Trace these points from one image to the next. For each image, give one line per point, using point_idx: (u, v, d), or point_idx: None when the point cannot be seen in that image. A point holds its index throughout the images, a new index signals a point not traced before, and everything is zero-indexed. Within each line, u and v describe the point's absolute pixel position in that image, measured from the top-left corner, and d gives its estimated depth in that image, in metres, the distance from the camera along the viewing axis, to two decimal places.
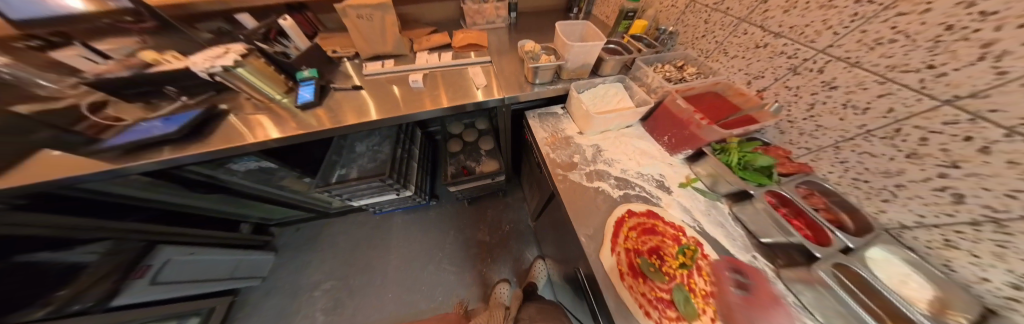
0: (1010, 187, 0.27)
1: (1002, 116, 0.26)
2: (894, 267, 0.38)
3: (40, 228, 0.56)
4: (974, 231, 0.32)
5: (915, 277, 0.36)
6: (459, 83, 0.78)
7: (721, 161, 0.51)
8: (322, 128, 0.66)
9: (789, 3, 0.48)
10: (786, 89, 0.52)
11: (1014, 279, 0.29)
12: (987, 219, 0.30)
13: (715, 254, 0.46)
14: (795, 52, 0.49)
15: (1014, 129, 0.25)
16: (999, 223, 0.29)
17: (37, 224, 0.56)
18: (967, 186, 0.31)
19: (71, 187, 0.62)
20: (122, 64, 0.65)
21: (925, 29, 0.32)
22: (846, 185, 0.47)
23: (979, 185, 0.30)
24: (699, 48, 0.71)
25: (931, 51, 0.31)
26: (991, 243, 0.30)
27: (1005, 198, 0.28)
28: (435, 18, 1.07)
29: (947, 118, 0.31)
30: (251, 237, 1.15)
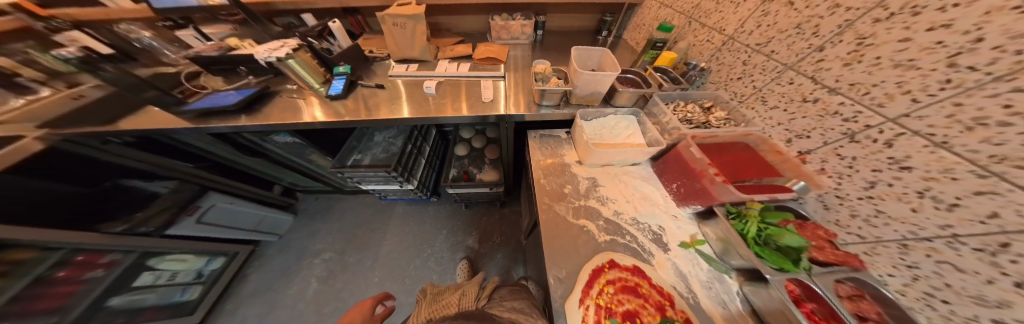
0: None
1: None
2: None
3: (120, 160, 0.76)
4: None
5: None
6: (468, 94, 0.81)
7: (733, 227, 0.43)
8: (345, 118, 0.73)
9: (853, 55, 0.39)
10: (838, 156, 0.42)
11: None
12: None
13: None
14: (854, 115, 0.39)
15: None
16: None
17: (120, 157, 0.76)
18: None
19: (166, 137, 0.84)
20: (214, 46, 0.82)
21: None
22: (914, 298, 0.35)
23: None
24: (733, 91, 0.63)
25: None
26: None
27: None
28: (464, 30, 1.14)
29: None
30: (279, 198, 1.32)
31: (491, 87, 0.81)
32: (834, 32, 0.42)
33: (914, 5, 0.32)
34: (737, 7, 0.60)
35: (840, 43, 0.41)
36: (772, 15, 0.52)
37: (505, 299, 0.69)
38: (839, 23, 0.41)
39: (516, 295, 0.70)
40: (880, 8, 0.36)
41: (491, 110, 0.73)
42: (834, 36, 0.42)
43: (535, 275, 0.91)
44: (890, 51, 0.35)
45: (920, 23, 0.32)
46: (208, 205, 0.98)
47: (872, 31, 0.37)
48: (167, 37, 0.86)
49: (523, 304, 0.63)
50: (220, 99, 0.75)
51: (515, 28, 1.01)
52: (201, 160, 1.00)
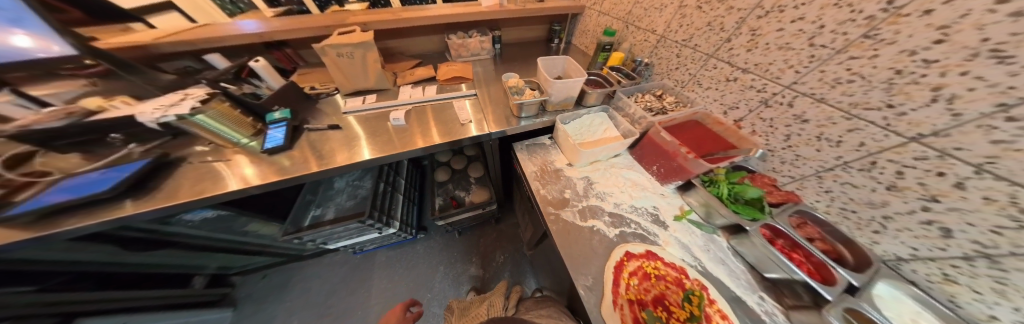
0: (994, 224, 0.28)
1: (968, 154, 0.28)
2: (906, 304, 0.36)
3: None
4: (970, 266, 0.32)
5: (927, 315, 0.35)
6: (443, 118, 0.76)
7: (710, 193, 0.51)
8: (298, 172, 0.60)
9: (750, 43, 0.52)
10: (761, 119, 0.53)
11: None
12: (979, 254, 0.30)
13: (719, 296, 0.43)
14: (764, 86, 0.51)
15: (983, 166, 0.27)
16: (991, 259, 0.29)
17: None
18: (951, 220, 0.32)
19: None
20: (57, 111, 0.57)
21: (878, 72, 0.35)
22: (836, 214, 0.46)
23: (963, 219, 0.31)
24: (675, 79, 0.73)
25: (886, 91, 0.34)
26: (989, 279, 0.30)
27: (991, 233, 0.29)
28: (418, 51, 1.09)
29: (915, 153, 0.33)
30: (204, 292, 0.99)
31: (465, 108, 0.78)
32: (735, 27, 0.54)
33: (779, 5, 0.45)
34: (661, 12, 0.71)
35: (740, 35, 0.53)
36: (688, 16, 0.64)
37: (531, 309, 0.72)
38: (736, 19, 0.53)
39: (543, 304, 0.71)
40: (759, 8, 0.49)
41: (460, 134, 0.70)
42: (736, 29, 0.54)
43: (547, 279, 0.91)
44: (774, 38, 0.47)
45: (787, 18, 0.45)
46: None
47: (759, 25, 0.49)
48: None
49: (552, 311, 0.63)
50: (88, 184, 0.53)
51: (474, 44, 1.01)
52: (52, 276, 0.64)
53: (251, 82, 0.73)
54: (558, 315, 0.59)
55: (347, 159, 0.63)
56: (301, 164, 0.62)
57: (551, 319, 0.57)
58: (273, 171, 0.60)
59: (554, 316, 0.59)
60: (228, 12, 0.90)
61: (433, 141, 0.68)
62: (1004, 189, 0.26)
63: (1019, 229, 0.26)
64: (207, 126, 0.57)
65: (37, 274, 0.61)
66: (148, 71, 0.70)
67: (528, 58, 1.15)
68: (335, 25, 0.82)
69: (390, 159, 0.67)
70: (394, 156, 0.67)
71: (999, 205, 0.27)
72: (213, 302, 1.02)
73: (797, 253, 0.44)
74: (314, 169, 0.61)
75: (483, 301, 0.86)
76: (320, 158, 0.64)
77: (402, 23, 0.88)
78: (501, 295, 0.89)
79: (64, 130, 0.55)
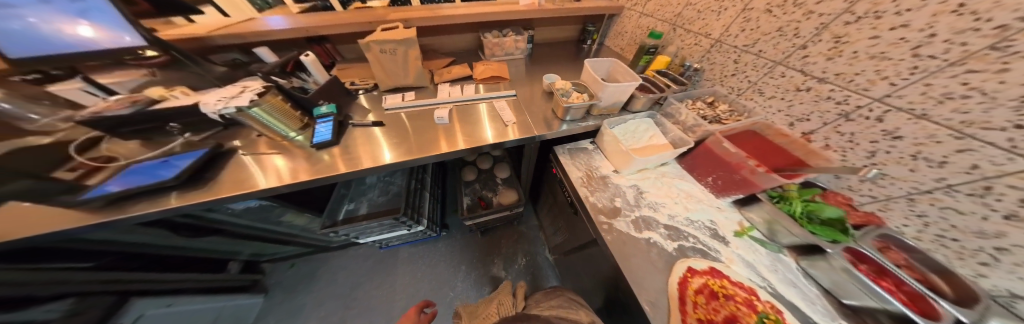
0: None
1: None
2: None
3: None
4: None
5: None
6: (481, 118, 0.75)
7: (780, 210, 0.49)
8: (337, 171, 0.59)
9: (833, 51, 0.47)
10: (839, 133, 0.49)
11: None
12: None
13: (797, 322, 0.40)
14: (846, 98, 0.47)
15: None
16: None
17: None
18: None
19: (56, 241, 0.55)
20: (125, 100, 0.60)
21: (1005, 89, 0.29)
22: (929, 241, 0.43)
23: None
24: (729, 86, 0.70)
25: (1014, 111, 0.28)
26: None
27: None
28: (451, 49, 1.09)
29: None
30: (237, 277, 1.02)
31: (505, 109, 0.77)
32: (813, 33, 0.49)
33: (875, 10, 0.40)
34: (719, 14, 0.68)
35: (820, 42, 0.49)
36: (754, 20, 0.60)
37: (541, 300, 0.68)
38: (815, 25, 0.49)
39: (551, 295, 0.70)
40: (847, 13, 0.44)
41: (482, 141, 0.67)
42: (814, 36, 0.49)
43: (573, 286, 0.87)
44: (864, 47, 0.43)
45: (884, 25, 0.40)
46: (133, 317, 0.64)
47: (846, 31, 0.45)
48: (31, 94, 0.57)
49: (560, 300, 0.62)
50: (150, 173, 0.55)
51: (509, 44, 1.00)
52: (103, 255, 0.66)
53: (299, 76, 0.74)
54: (568, 304, 0.58)
55: (372, 162, 0.61)
56: (332, 163, 0.61)
57: (564, 309, 0.56)
58: (302, 169, 0.60)
59: (565, 305, 0.58)
60: (256, 8, 0.90)
61: (457, 147, 0.65)
62: None
63: None
64: (261, 119, 0.58)
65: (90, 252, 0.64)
66: (203, 63, 0.72)
67: (561, 58, 1.13)
68: (378, 22, 0.83)
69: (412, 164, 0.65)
70: (416, 160, 0.64)
71: None
72: (247, 287, 1.06)
73: (885, 281, 0.41)
74: (341, 170, 0.60)
75: (492, 301, 0.75)
76: (348, 158, 0.63)
77: (442, 20, 0.87)
78: (510, 292, 0.79)
79: (131, 118, 0.57)
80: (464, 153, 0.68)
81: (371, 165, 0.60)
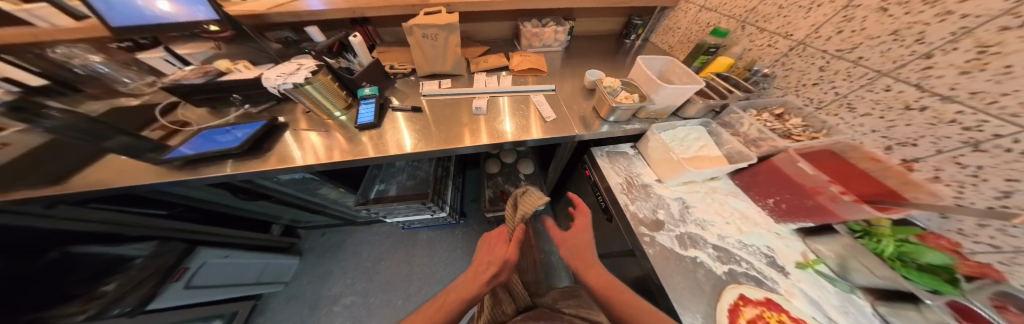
0: None
1: None
2: None
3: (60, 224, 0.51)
4: None
5: None
6: (518, 112, 0.73)
7: (863, 246, 0.43)
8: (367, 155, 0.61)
9: (973, 63, 0.36)
10: (959, 165, 0.40)
11: None
12: None
13: None
14: (979, 124, 0.37)
15: None
16: None
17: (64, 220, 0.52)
18: None
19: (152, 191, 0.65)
20: (197, 71, 0.65)
21: None
22: None
23: None
24: (807, 97, 0.62)
25: None
26: None
27: None
28: (487, 38, 1.06)
29: None
30: (279, 239, 1.13)
31: (543, 104, 0.74)
32: (945, 39, 0.39)
33: None
34: (809, 11, 0.59)
35: (955, 50, 0.38)
36: (858, 20, 0.50)
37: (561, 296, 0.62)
38: (951, 30, 0.38)
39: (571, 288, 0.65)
40: (1009, 15, 0.32)
41: (507, 136, 0.66)
42: (946, 43, 0.39)
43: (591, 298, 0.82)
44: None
45: None
46: (197, 265, 0.72)
47: (998, 40, 0.34)
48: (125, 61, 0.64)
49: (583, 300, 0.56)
50: (213, 139, 0.60)
51: (548, 35, 0.95)
52: (171, 206, 0.75)
53: (345, 57, 0.76)
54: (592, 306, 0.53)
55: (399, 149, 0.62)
56: (364, 147, 0.63)
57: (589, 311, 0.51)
58: (337, 151, 0.62)
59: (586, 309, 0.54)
60: None
61: (480, 141, 0.64)
62: None
63: None
64: (313, 98, 0.61)
65: (159, 203, 0.73)
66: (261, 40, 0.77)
67: (601, 52, 1.06)
68: (421, 5, 0.82)
69: (432, 155, 0.65)
70: (441, 151, 0.64)
71: None
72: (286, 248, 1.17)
73: None
74: (371, 155, 0.61)
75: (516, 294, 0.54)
76: (378, 144, 0.63)
77: (484, 6, 0.84)
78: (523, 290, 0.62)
79: (201, 87, 0.63)
80: (487, 149, 0.67)
81: (397, 153, 0.61)
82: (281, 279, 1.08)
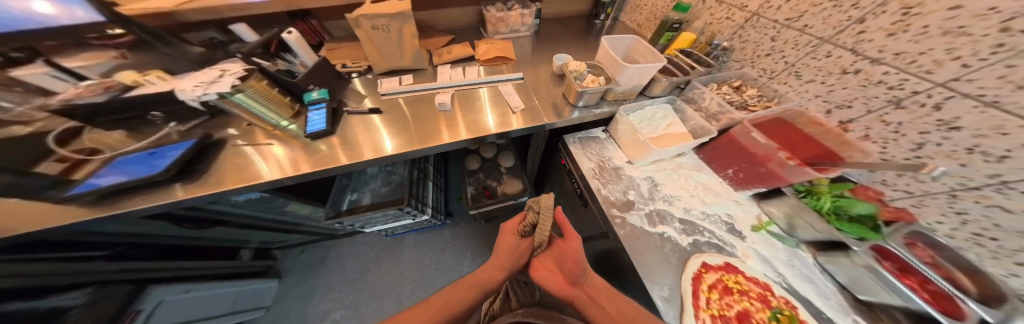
0: None
1: None
2: None
3: None
4: None
5: None
6: (490, 104, 0.69)
7: (805, 204, 0.47)
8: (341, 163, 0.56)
9: (899, 25, 0.39)
10: (884, 122, 0.45)
11: None
12: None
13: (799, 304, 0.40)
14: (901, 83, 0.41)
15: None
16: None
17: None
18: None
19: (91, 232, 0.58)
20: (96, 85, 0.54)
21: None
22: (963, 239, 0.40)
23: None
24: (761, 67, 0.65)
25: None
26: None
27: None
28: (451, 26, 0.99)
29: None
30: (251, 264, 1.05)
31: (512, 93, 0.71)
32: (876, 3, 0.41)
33: None
34: None
35: (883, 13, 0.41)
36: None
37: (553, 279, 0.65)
38: None
39: None
40: None
41: (483, 130, 0.63)
42: (876, 7, 0.41)
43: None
44: (940, 20, 0.34)
45: None
46: (153, 304, 0.65)
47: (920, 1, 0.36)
48: None
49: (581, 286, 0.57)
50: (136, 167, 0.52)
51: (514, 19, 0.90)
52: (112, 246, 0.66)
53: (285, 58, 0.67)
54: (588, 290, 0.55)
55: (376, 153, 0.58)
56: (334, 153, 0.58)
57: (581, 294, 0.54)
58: (303, 160, 0.57)
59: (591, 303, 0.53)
60: None
61: (458, 136, 0.61)
62: None
63: None
64: (250, 109, 0.54)
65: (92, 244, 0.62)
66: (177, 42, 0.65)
67: (572, 35, 1.02)
68: None
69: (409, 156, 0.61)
70: (413, 153, 0.60)
71: None
72: (260, 272, 1.09)
73: (908, 278, 0.39)
74: (343, 161, 0.56)
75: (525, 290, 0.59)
76: (348, 148, 0.59)
77: None
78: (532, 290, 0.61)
79: (109, 106, 0.52)
80: (466, 144, 0.64)
81: (374, 155, 0.57)
82: (259, 305, 1.01)
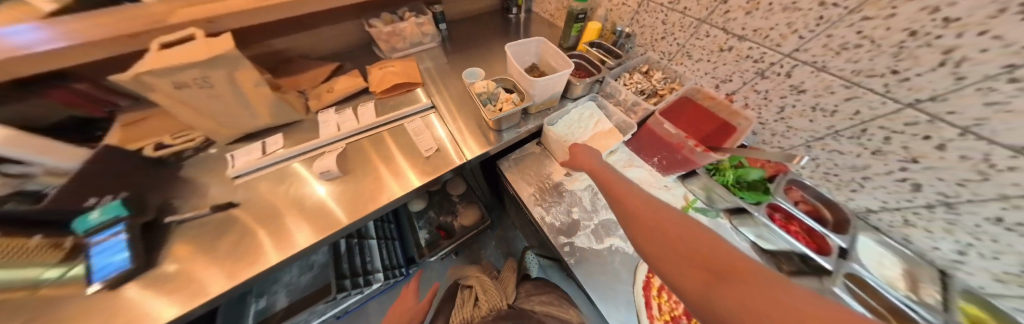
0: (992, 210, 0.30)
1: (959, 117, 0.28)
2: (875, 250, 0.45)
3: None
4: (930, 212, 0.37)
5: (888, 256, 0.45)
6: (398, 150, 0.55)
7: (716, 181, 0.51)
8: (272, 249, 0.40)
9: (751, 4, 0.42)
10: (756, 92, 0.50)
11: (960, 247, 0.37)
12: (941, 202, 0.35)
13: None
14: (762, 55, 0.45)
15: (974, 125, 0.27)
16: (950, 205, 0.34)
17: None
18: (924, 177, 0.35)
19: None
20: None
21: (890, 35, 0.29)
22: (818, 178, 0.50)
23: (937, 176, 0.34)
24: (660, 51, 0.67)
25: (895, 57, 0.30)
26: (943, 222, 0.37)
27: (958, 187, 0.32)
28: (330, 49, 0.77)
29: (911, 119, 0.32)
30: None
31: (423, 130, 0.57)
32: None
33: None
34: None
35: None
36: None
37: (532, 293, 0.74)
38: None
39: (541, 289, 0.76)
40: None
41: (440, 166, 0.52)
42: None
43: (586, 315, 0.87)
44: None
45: None
46: None
47: None
48: None
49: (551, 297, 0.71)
50: None
51: (410, 31, 0.74)
52: None
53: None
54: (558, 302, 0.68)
55: (331, 227, 0.44)
56: (252, 244, 0.40)
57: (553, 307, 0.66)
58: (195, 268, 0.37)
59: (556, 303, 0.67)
60: None
61: (409, 183, 0.50)
62: (980, 148, 0.27)
63: (981, 181, 0.29)
64: None
65: None
66: None
67: (485, 36, 0.91)
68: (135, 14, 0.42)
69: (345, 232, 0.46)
70: (348, 227, 0.45)
71: (980, 170, 0.29)
72: None
73: (793, 224, 0.47)
74: (269, 253, 0.40)
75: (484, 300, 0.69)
76: (274, 230, 0.42)
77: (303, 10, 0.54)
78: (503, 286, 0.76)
79: None
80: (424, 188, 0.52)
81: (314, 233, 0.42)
82: None
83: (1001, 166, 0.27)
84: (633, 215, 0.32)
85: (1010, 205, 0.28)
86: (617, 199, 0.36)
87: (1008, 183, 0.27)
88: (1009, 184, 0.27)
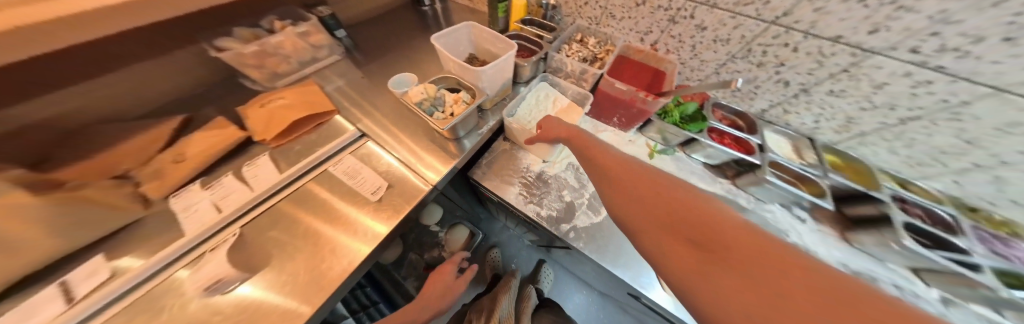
0: (825, 86, 0.47)
1: (805, 24, 0.39)
2: (778, 140, 0.59)
3: None
4: (794, 99, 0.53)
5: (785, 141, 0.59)
6: (326, 213, 0.39)
7: (667, 122, 0.56)
8: None
9: None
10: (672, 37, 0.57)
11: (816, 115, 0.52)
12: (800, 90, 0.50)
13: None
14: (670, 4, 0.51)
15: (809, 31, 0.40)
16: (807, 90, 0.49)
17: None
18: (790, 75, 0.49)
19: None
20: None
21: None
22: (729, 96, 0.61)
23: (798, 72, 0.47)
24: (586, 16, 0.67)
25: None
26: (805, 103, 0.52)
27: (807, 76, 0.47)
28: (145, 98, 0.48)
29: (773, 34, 0.44)
30: None
31: (359, 169, 0.43)
32: None
33: None
34: None
35: None
36: None
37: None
38: None
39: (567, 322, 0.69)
40: None
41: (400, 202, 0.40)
42: None
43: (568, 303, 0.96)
44: None
45: None
46: None
47: None
48: None
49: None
50: None
51: (290, 45, 0.54)
52: None
53: None
54: None
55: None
56: None
57: None
58: None
59: None
60: None
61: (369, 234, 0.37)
62: (818, 45, 0.41)
63: None
64: None
65: None
66: None
67: (397, 35, 0.76)
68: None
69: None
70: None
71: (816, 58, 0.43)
72: None
73: (727, 138, 0.57)
74: None
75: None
76: None
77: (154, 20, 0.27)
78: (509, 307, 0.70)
79: None
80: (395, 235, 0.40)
81: None
82: None
83: (827, 52, 0.41)
84: (610, 183, 0.30)
85: (839, 78, 0.44)
86: (596, 164, 0.34)
87: (839, 65, 0.42)
88: (840, 65, 0.42)
